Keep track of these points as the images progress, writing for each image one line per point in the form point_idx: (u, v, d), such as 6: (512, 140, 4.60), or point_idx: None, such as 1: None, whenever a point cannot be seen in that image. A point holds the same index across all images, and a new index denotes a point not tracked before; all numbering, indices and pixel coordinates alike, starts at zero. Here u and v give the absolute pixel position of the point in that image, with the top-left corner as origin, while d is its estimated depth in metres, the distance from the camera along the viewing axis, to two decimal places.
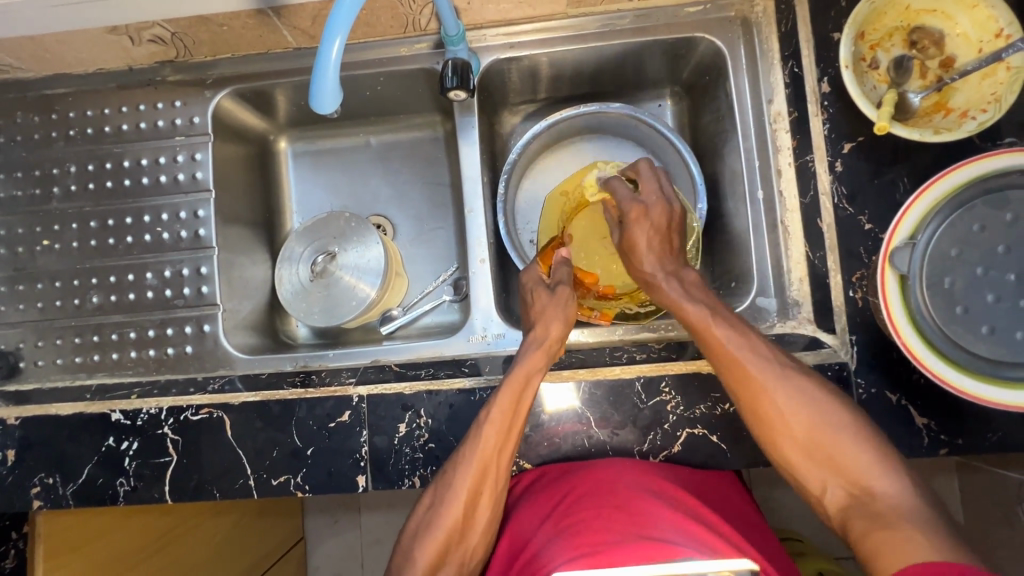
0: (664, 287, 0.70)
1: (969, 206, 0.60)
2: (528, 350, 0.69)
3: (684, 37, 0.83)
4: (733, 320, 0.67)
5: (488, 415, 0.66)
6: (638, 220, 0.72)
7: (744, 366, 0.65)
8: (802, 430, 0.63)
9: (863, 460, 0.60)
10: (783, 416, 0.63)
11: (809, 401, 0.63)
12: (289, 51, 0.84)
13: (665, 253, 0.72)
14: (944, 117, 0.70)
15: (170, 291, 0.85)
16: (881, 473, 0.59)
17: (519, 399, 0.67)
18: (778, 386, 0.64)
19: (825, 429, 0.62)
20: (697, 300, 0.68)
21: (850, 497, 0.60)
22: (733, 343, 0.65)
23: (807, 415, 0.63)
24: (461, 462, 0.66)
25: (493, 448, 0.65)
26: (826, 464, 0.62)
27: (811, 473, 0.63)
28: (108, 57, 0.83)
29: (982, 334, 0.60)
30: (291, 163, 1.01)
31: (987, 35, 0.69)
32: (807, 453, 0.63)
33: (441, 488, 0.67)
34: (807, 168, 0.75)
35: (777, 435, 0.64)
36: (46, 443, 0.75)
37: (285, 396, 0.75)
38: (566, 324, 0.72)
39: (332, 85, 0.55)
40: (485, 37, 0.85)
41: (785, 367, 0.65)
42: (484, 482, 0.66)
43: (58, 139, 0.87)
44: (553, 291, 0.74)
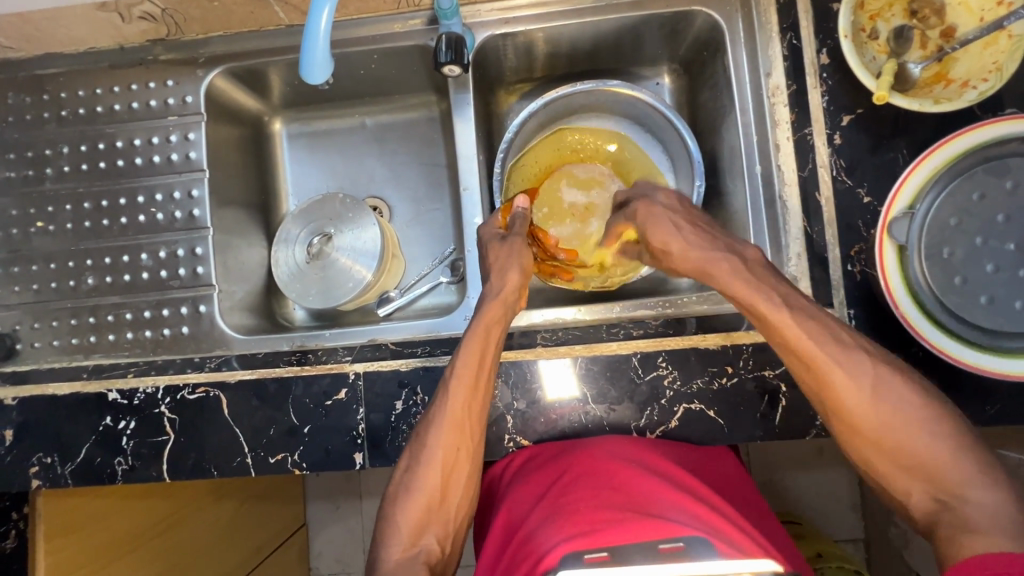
0: (721, 274, 0.65)
1: (968, 174, 0.59)
2: (485, 301, 0.71)
3: (681, 10, 0.82)
4: (811, 311, 0.61)
5: (454, 370, 0.67)
6: (648, 212, 0.73)
7: (818, 360, 0.59)
8: (877, 427, 0.58)
9: (942, 453, 0.56)
10: (857, 411, 0.58)
11: (902, 406, 0.57)
12: (282, 28, 0.83)
13: (695, 232, 0.69)
14: (944, 87, 0.70)
15: (165, 272, 0.84)
16: (978, 485, 0.53)
17: (484, 349, 0.68)
18: (863, 374, 0.58)
19: (908, 426, 0.57)
20: (767, 292, 0.62)
21: (937, 503, 0.55)
22: (810, 336, 0.60)
23: (887, 410, 0.57)
24: (433, 420, 0.67)
25: (462, 401, 0.66)
26: (917, 474, 0.56)
27: (896, 481, 0.58)
28: (98, 35, 0.82)
29: (980, 304, 0.59)
30: (286, 145, 1.00)
31: (988, 4, 0.68)
32: (899, 464, 0.57)
33: (416, 447, 0.67)
34: (805, 142, 0.74)
35: (859, 440, 0.59)
36: (44, 423, 0.76)
37: (282, 373, 0.75)
38: (522, 272, 0.72)
39: (323, 53, 0.55)
40: (479, 12, 0.84)
41: (875, 364, 0.59)
42: (460, 437, 0.66)
43: (49, 120, 0.86)
44: (506, 240, 0.75)
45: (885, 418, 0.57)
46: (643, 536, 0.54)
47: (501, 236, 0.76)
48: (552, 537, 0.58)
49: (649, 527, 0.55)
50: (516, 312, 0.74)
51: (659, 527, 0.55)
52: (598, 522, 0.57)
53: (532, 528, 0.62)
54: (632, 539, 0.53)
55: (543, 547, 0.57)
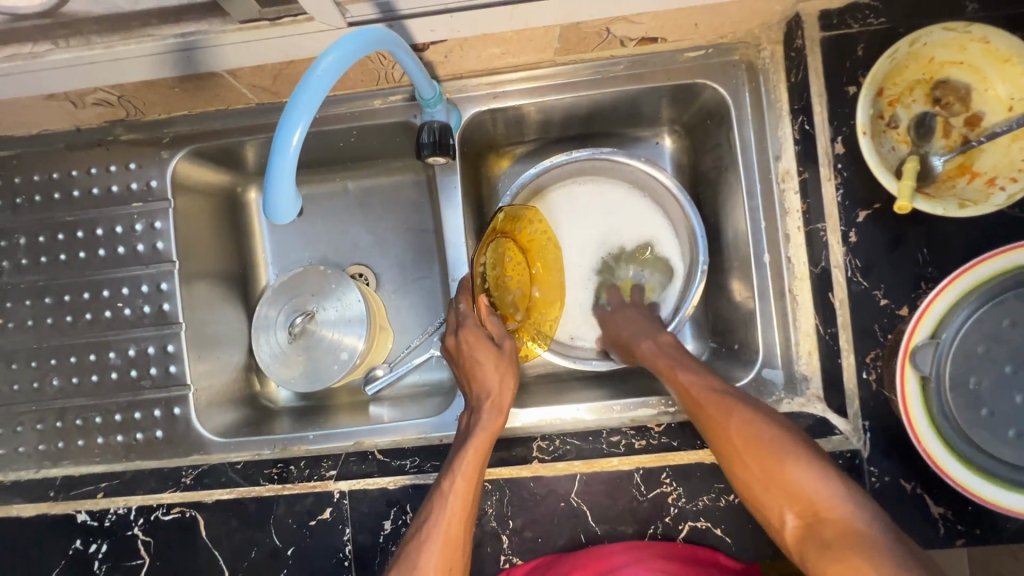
0: (645, 343, 0.75)
1: (999, 300, 0.55)
2: (483, 412, 0.67)
3: (684, 83, 0.76)
4: (698, 368, 0.70)
5: (452, 485, 0.62)
6: (618, 318, 0.83)
7: (702, 403, 0.65)
8: (760, 461, 0.59)
9: (825, 491, 0.56)
10: (737, 446, 0.61)
11: (772, 433, 0.61)
12: (252, 106, 0.77)
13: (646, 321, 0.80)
14: (969, 182, 0.64)
15: (135, 372, 0.79)
16: (839, 500, 0.55)
17: (482, 463, 0.64)
18: (754, 421, 0.62)
19: (784, 455, 0.59)
20: (669, 353, 0.73)
21: (830, 548, 0.53)
22: (696, 383, 0.67)
23: (766, 440, 0.60)
24: (426, 541, 0.61)
25: (460, 518, 0.61)
26: (782, 493, 0.57)
27: (767, 504, 0.59)
28: (51, 121, 0.75)
29: (1008, 438, 0.55)
30: (264, 212, 0.93)
31: (1019, 93, 0.62)
32: (763, 477, 0.59)
33: (402, 571, 0.60)
34: (817, 236, 0.69)
35: (737, 469, 0.61)
36: (9, 546, 0.71)
37: (262, 493, 0.70)
38: (515, 378, 0.71)
39: (290, 195, 0.49)
40: (466, 87, 0.78)
41: (767, 416, 0.63)
42: (453, 560, 0.61)
43: (5, 207, 0.80)
44: (500, 345, 0.72)
45: (775, 458, 0.59)
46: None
47: (488, 338, 0.73)
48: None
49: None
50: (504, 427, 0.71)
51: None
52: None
53: None
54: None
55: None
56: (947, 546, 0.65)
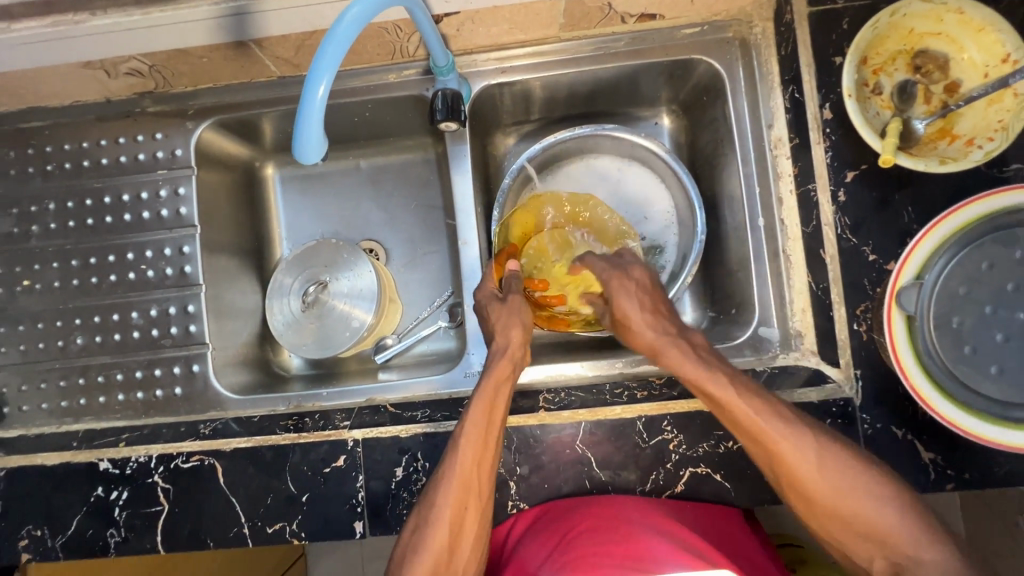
0: (675, 351, 0.66)
1: (978, 243, 0.58)
2: (492, 360, 0.70)
3: (681, 59, 0.81)
4: (761, 394, 0.62)
5: (461, 430, 0.66)
6: (620, 288, 0.73)
7: (777, 446, 0.59)
8: (835, 504, 0.58)
9: (915, 537, 0.56)
10: (819, 491, 0.59)
11: (849, 476, 0.58)
12: (273, 79, 0.81)
13: (658, 316, 0.71)
14: (949, 144, 0.69)
15: (157, 331, 0.82)
16: (925, 543, 0.56)
17: (491, 410, 0.66)
18: (810, 448, 0.59)
19: (865, 497, 0.58)
20: (713, 368, 0.64)
21: (897, 568, 0.56)
22: (763, 420, 0.60)
23: (846, 490, 0.58)
24: (442, 480, 0.65)
25: (472, 459, 0.65)
26: (869, 540, 0.58)
27: (855, 548, 0.59)
28: (83, 91, 0.79)
29: (991, 374, 0.58)
30: (279, 190, 0.98)
31: (992, 60, 0.66)
32: (851, 528, 0.58)
33: (424, 508, 0.65)
34: (809, 197, 0.73)
35: (820, 516, 0.60)
36: (32, 494, 0.73)
37: (278, 441, 0.73)
38: (525, 328, 0.72)
39: (316, 136, 0.53)
40: (476, 62, 0.82)
41: (822, 440, 0.60)
42: (467, 497, 0.64)
43: (35, 175, 0.84)
44: (507, 299, 0.75)
45: (838, 487, 0.58)
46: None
47: (499, 296, 0.76)
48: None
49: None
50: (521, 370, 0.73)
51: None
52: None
53: None
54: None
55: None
56: (938, 491, 0.68)
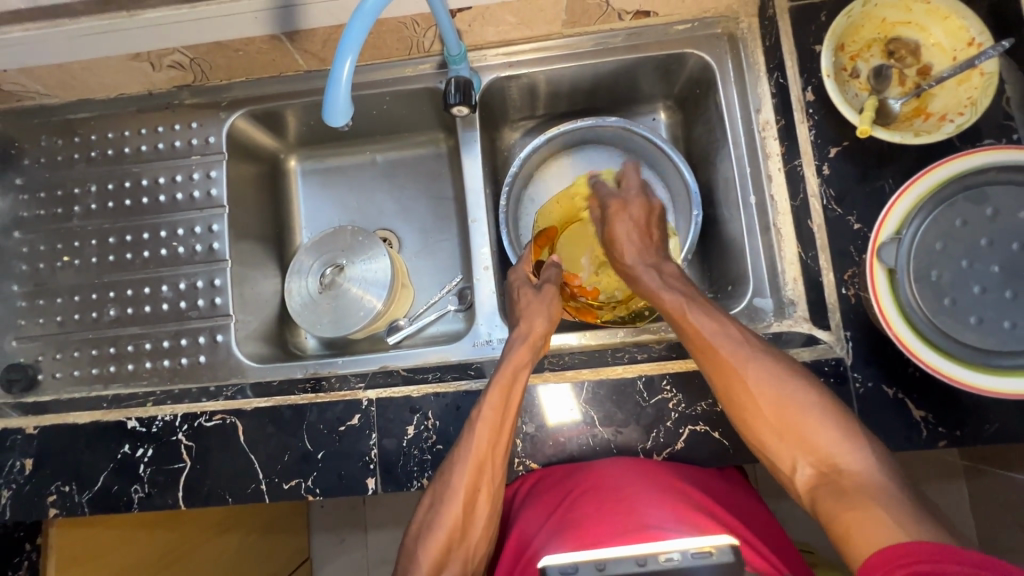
0: (643, 274, 0.78)
1: (951, 201, 0.63)
2: (514, 344, 0.74)
3: (674, 53, 0.88)
4: (710, 309, 0.71)
5: (480, 410, 0.69)
6: (617, 214, 0.83)
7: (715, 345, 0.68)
8: (769, 402, 0.64)
9: (836, 441, 0.61)
10: (749, 389, 0.65)
11: (783, 382, 0.65)
12: (300, 73, 0.89)
13: (642, 245, 0.81)
14: (924, 121, 0.74)
15: (184, 303, 0.88)
16: (848, 447, 0.60)
17: (509, 394, 0.69)
18: (750, 356, 0.66)
19: (792, 400, 0.63)
20: (672, 289, 0.74)
21: (818, 474, 0.61)
22: (706, 328, 0.69)
23: (777, 392, 0.64)
24: (459, 458, 0.68)
25: (488, 440, 0.67)
26: (796, 443, 0.62)
27: (779, 452, 0.64)
28: (129, 83, 0.88)
29: (970, 324, 0.62)
30: (301, 181, 1.04)
31: (960, 44, 0.73)
32: (776, 429, 0.64)
33: (441, 485, 0.68)
34: (796, 173, 0.79)
35: (750, 418, 0.65)
36: (62, 451, 0.77)
37: (296, 401, 0.77)
38: (549, 320, 0.77)
39: (344, 99, 0.59)
40: (485, 57, 0.90)
41: (764, 352, 0.67)
42: (481, 477, 0.67)
43: (79, 161, 0.92)
44: (538, 289, 0.81)
45: (770, 391, 0.64)
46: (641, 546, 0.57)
47: (529, 283, 0.83)
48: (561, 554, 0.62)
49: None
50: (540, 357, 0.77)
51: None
52: (603, 535, 0.63)
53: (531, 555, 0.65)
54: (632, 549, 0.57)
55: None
56: (932, 449, 0.70)
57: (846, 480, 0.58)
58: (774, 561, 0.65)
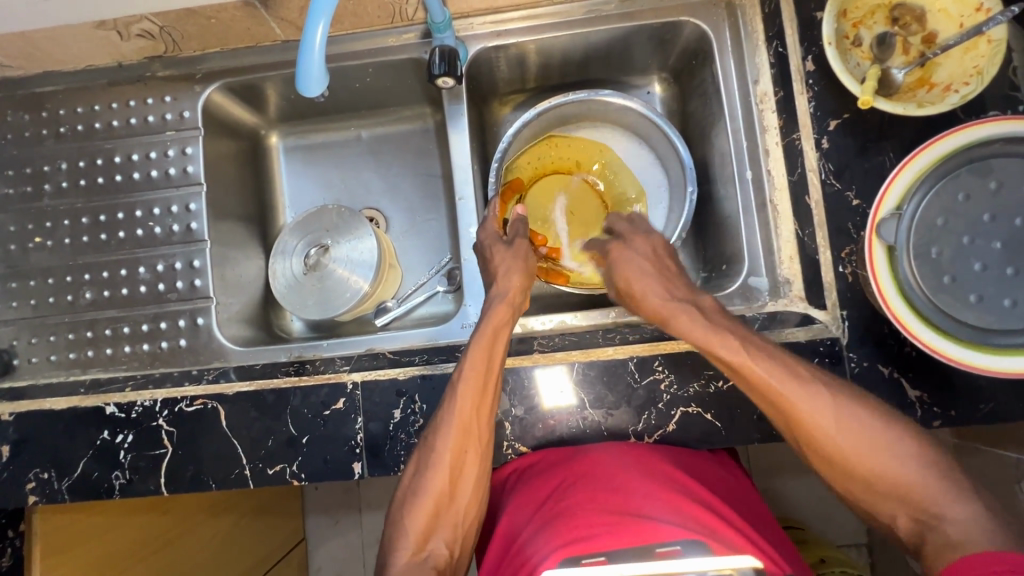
0: (684, 317, 0.67)
1: (954, 175, 0.61)
2: (491, 305, 0.71)
3: (670, 21, 0.84)
4: (772, 351, 0.64)
5: (461, 374, 0.67)
6: (622, 259, 0.76)
7: (787, 394, 0.62)
8: (855, 455, 0.61)
9: (938, 491, 0.58)
10: (832, 437, 0.61)
11: (870, 430, 0.61)
12: (278, 43, 0.85)
13: (666, 284, 0.72)
14: (928, 91, 0.71)
15: (163, 286, 0.85)
16: (951, 501, 0.57)
17: (490, 353, 0.68)
18: (828, 408, 0.62)
19: (884, 451, 0.60)
20: (720, 329, 0.65)
21: (917, 522, 0.59)
22: (774, 376, 0.63)
23: (867, 443, 0.61)
24: (440, 425, 0.67)
25: (472, 404, 0.66)
26: (892, 494, 0.60)
27: (874, 502, 0.62)
28: (96, 53, 0.83)
29: (970, 302, 0.60)
30: (283, 158, 1.00)
31: (967, 10, 0.69)
32: (869, 485, 0.61)
33: (424, 454, 0.67)
34: (794, 147, 0.76)
35: (842, 473, 0.62)
36: (40, 437, 0.76)
37: (279, 385, 0.75)
38: (525, 275, 0.74)
39: (318, 68, 0.56)
40: (472, 25, 0.86)
41: (845, 400, 0.62)
42: (467, 439, 0.67)
43: (48, 137, 0.87)
44: (511, 244, 0.77)
45: (858, 442, 0.61)
46: (630, 546, 0.55)
47: (501, 239, 0.78)
48: (549, 544, 0.60)
49: (635, 534, 0.57)
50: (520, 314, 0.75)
51: (653, 533, 0.56)
52: (591, 527, 0.59)
53: (524, 546, 0.63)
54: (624, 545, 0.55)
55: (540, 555, 0.59)
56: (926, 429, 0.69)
57: (946, 532, 0.56)
58: (778, 559, 0.62)
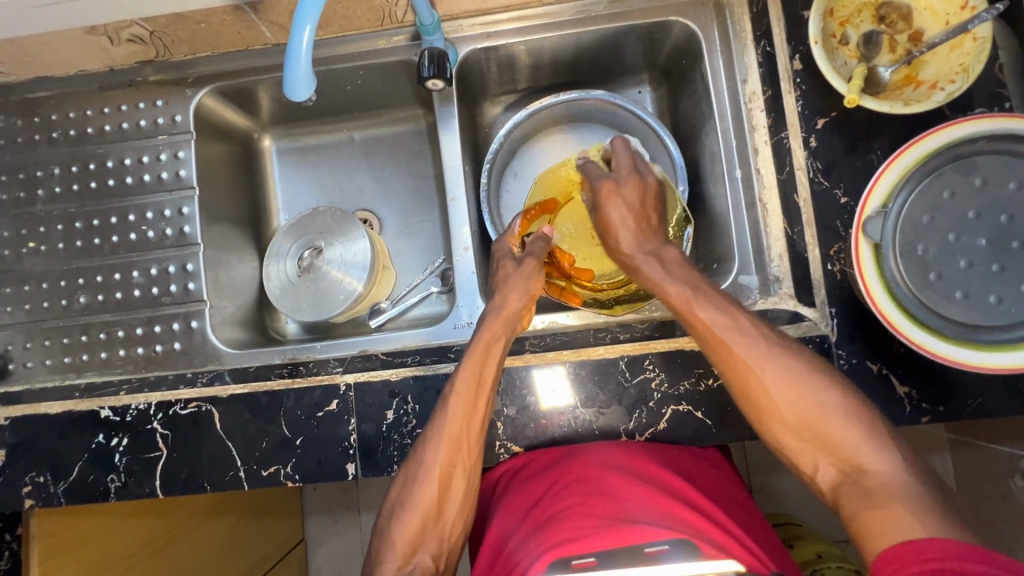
0: (642, 266, 0.72)
1: (938, 173, 0.62)
2: (486, 320, 0.72)
3: (658, 21, 0.84)
4: (719, 299, 0.66)
5: (453, 388, 0.67)
6: (608, 195, 0.77)
7: (725, 339, 0.64)
8: (786, 405, 0.61)
9: (862, 441, 0.58)
10: (766, 385, 0.62)
11: (804, 382, 0.62)
12: (269, 47, 0.85)
13: (645, 232, 0.75)
14: (914, 89, 0.71)
15: (157, 289, 0.85)
16: (874, 450, 0.57)
17: (482, 368, 0.68)
18: (769, 359, 0.63)
19: (814, 403, 0.61)
20: (676, 278, 0.69)
21: (842, 474, 0.59)
22: (718, 323, 0.64)
23: (801, 393, 0.61)
24: (431, 438, 0.67)
25: (461, 420, 0.66)
26: (818, 445, 0.60)
27: (800, 455, 0.62)
28: (88, 58, 0.84)
29: (956, 299, 0.61)
30: (276, 161, 1.00)
31: (952, 8, 0.70)
32: (800, 436, 0.61)
33: (413, 466, 0.68)
34: (782, 146, 0.76)
35: (771, 422, 0.62)
36: (36, 442, 0.76)
37: (273, 387, 0.76)
38: (527, 296, 0.74)
39: (305, 72, 0.56)
40: (462, 27, 0.86)
41: (785, 351, 0.63)
42: (456, 455, 0.67)
43: (41, 142, 0.88)
44: (520, 262, 0.77)
45: (789, 390, 0.61)
46: (620, 547, 0.55)
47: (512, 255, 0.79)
48: (539, 547, 0.60)
49: (624, 534, 0.57)
50: (517, 333, 0.75)
51: (640, 534, 0.57)
52: (581, 529, 0.60)
53: (512, 550, 0.64)
54: (611, 546, 0.55)
55: (528, 559, 0.60)
56: (915, 425, 0.69)
57: (866, 481, 0.56)
58: (764, 558, 0.63)
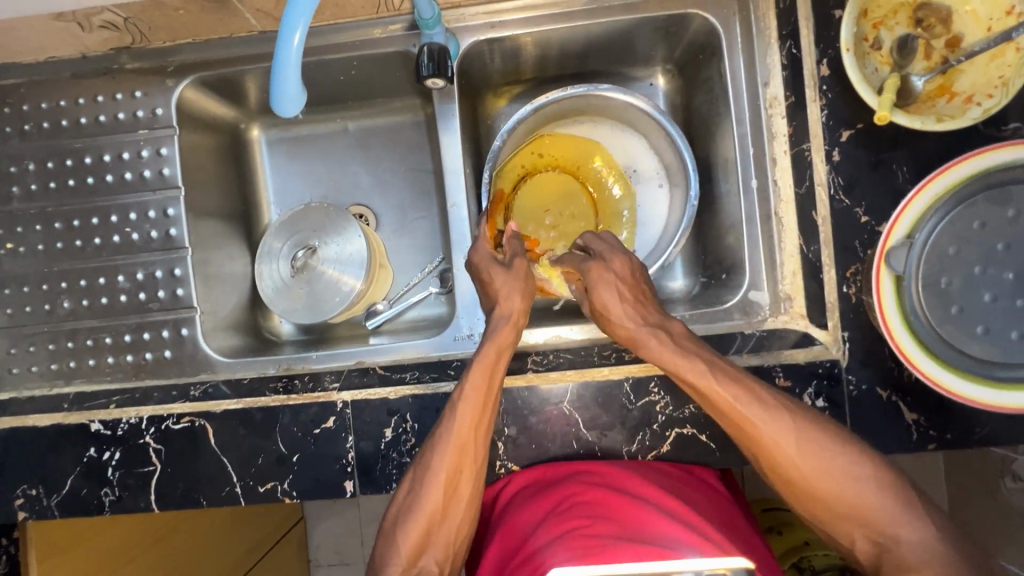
0: (652, 342, 0.65)
1: (970, 202, 0.58)
2: (495, 325, 0.69)
3: (676, 13, 0.78)
4: (732, 372, 0.62)
5: (460, 391, 0.65)
6: (599, 278, 0.69)
7: (743, 412, 0.60)
8: (814, 478, 0.58)
9: (897, 513, 0.56)
10: (792, 462, 0.58)
11: (829, 459, 0.58)
12: (254, 34, 0.78)
13: (636, 303, 0.69)
14: (947, 101, 0.67)
15: (144, 295, 0.82)
16: (908, 519, 0.55)
17: (490, 373, 0.66)
18: (790, 434, 0.59)
19: (842, 475, 0.57)
20: (689, 354, 0.63)
21: (876, 544, 0.57)
22: (733, 396, 0.60)
23: (828, 468, 0.58)
24: (438, 443, 0.65)
25: (470, 419, 0.65)
26: (855, 522, 0.57)
27: (835, 527, 0.59)
28: (58, 45, 0.77)
29: (977, 335, 0.58)
30: (266, 152, 0.95)
31: (997, 12, 0.65)
32: (834, 511, 0.58)
33: (424, 470, 0.65)
34: (802, 158, 0.72)
35: (800, 492, 0.59)
36: (26, 454, 0.75)
37: (268, 403, 0.74)
38: (527, 296, 0.71)
39: (294, 85, 0.51)
40: (464, 16, 0.80)
41: (801, 420, 0.60)
42: (462, 460, 0.64)
43: (13, 135, 0.82)
44: (510, 266, 0.73)
45: (815, 467, 0.58)
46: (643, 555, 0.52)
47: (497, 261, 0.74)
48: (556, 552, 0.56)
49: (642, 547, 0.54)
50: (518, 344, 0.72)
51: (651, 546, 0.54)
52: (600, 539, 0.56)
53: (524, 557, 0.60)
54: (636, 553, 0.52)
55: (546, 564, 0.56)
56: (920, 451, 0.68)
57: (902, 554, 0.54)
58: None
